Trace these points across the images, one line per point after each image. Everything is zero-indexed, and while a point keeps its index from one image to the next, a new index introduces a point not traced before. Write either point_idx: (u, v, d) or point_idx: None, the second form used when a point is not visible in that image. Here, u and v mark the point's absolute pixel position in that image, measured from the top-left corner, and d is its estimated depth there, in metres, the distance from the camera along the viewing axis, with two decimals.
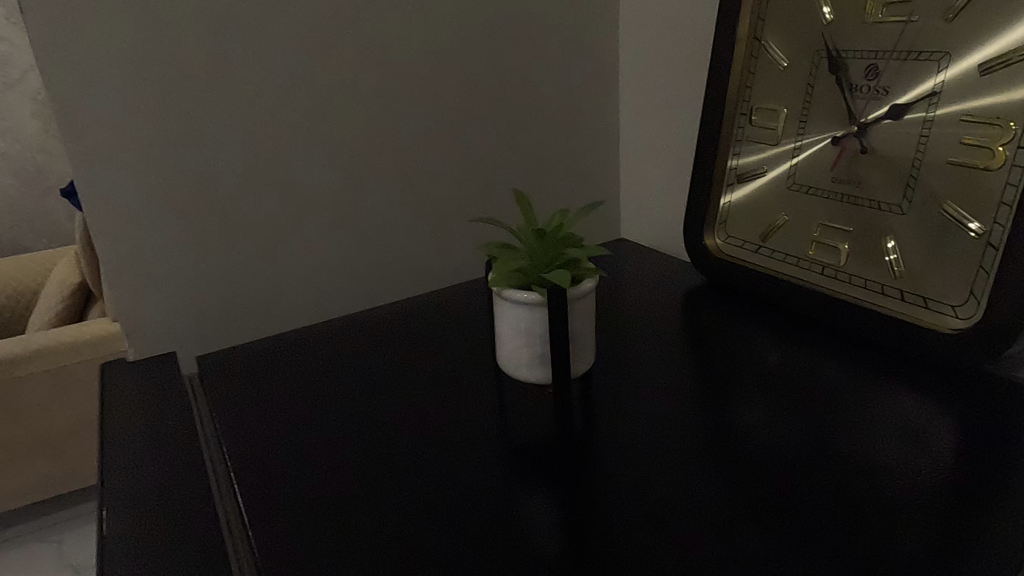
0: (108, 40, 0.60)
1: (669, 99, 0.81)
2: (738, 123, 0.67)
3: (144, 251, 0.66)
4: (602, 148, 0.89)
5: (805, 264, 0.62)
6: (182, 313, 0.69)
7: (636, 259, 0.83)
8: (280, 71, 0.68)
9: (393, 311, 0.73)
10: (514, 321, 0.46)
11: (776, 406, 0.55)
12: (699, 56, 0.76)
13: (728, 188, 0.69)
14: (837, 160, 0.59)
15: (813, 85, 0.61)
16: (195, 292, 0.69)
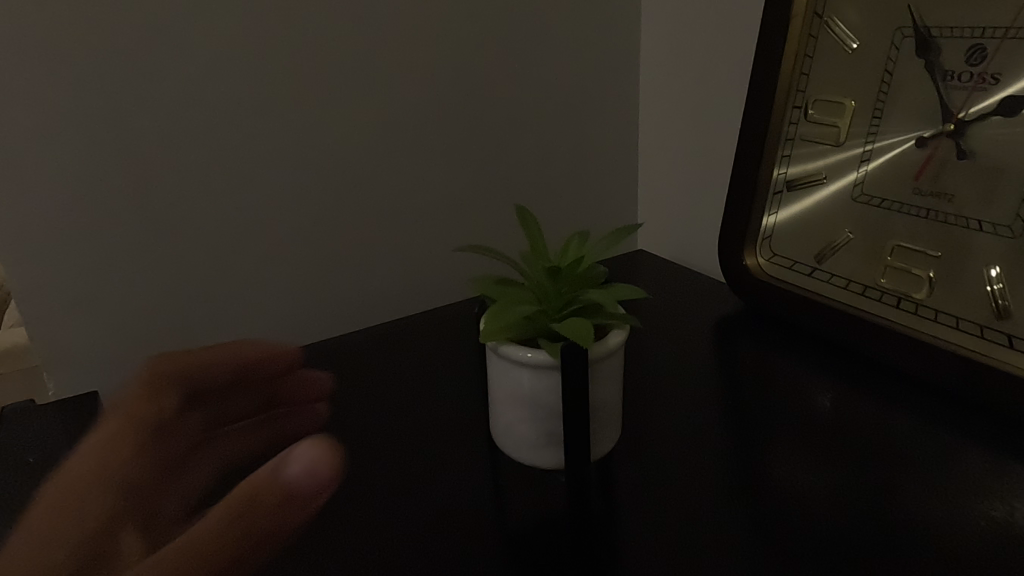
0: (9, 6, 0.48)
1: (703, 91, 0.69)
2: (790, 119, 0.55)
3: (64, 267, 0.54)
4: (620, 144, 0.77)
5: (874, 293, 0.50)
6: (114, 340, 0.58)
7: (658, 278, 0.71)
8: (236, 50, 0.56)
9: (372, 337, 0.62)
10: (514, 391, 0.38)
11: (829, 465, 0.44)
12: (741, 37, 0.63)
13: (774, 197, 0.57)
14: (923, 167, 0.47)
15: (892, 71, 0.49)
16: (127, 309, 0.57)
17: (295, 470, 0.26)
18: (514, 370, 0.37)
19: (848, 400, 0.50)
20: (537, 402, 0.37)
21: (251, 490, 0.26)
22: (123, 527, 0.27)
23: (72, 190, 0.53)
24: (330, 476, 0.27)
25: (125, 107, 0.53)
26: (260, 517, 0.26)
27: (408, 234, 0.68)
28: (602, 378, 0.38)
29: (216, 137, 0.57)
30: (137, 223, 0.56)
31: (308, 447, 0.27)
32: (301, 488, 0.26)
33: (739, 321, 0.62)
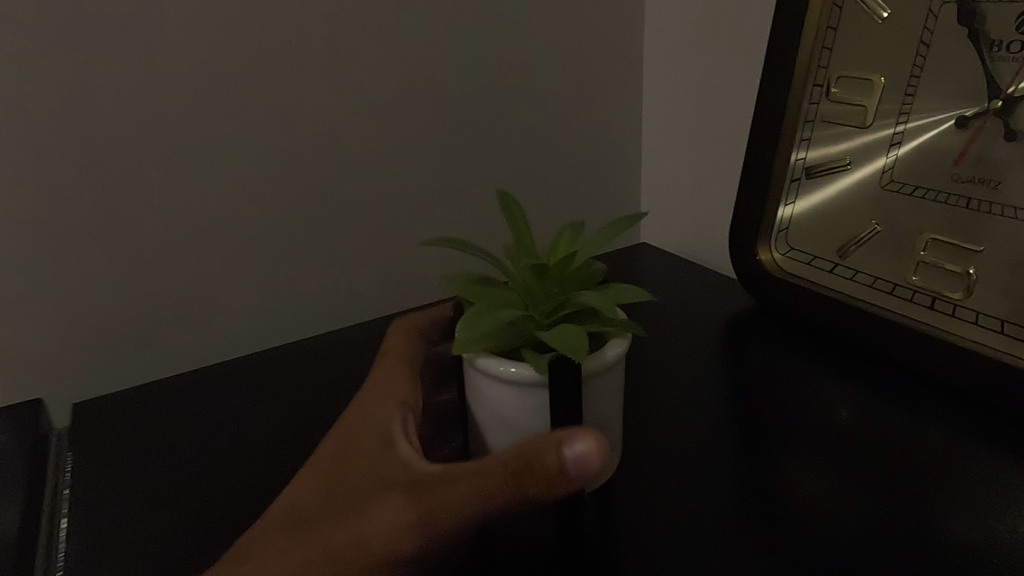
0: None
1: (711, 73, 0.64)
2: (810, 100, 0.49)
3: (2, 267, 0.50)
4: (621, 127, 0.72)
5: (905, 292, 0.45)
6: (64, 345, 0.53)
7: (663, 274, 0.66)
8: (193, 26, 0.50)
9: (353, 338, 0.57)
10: (492, 412, 0.33)
11: (855, 486, 0.39)
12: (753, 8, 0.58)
13: (791, 187, 0.51)
14: (965, 151, 0.42)
15: (928, 43, 0.43)
16: (79, 303, 0.53)
17: (571, 445, 0.28)
18: (490, 388, 0.32)
19: (875, 410, 0.45)
20: (517, 426, 0.32)
21: (527, 458, 0.28)
22: (402, 456, 0.32)
23: (11, 172, 0.48)
24: (602, 456, 0.28)
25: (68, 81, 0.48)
26: (530, 482, 0.28)
27: (392, 224, 0.63)
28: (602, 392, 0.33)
29: (176, 115, 0.52)
30: (90, 210, 0.51)
31: (592, 435, 0.28)
32: (573, 466, 0.28)
33: (752, 321, 0.57)
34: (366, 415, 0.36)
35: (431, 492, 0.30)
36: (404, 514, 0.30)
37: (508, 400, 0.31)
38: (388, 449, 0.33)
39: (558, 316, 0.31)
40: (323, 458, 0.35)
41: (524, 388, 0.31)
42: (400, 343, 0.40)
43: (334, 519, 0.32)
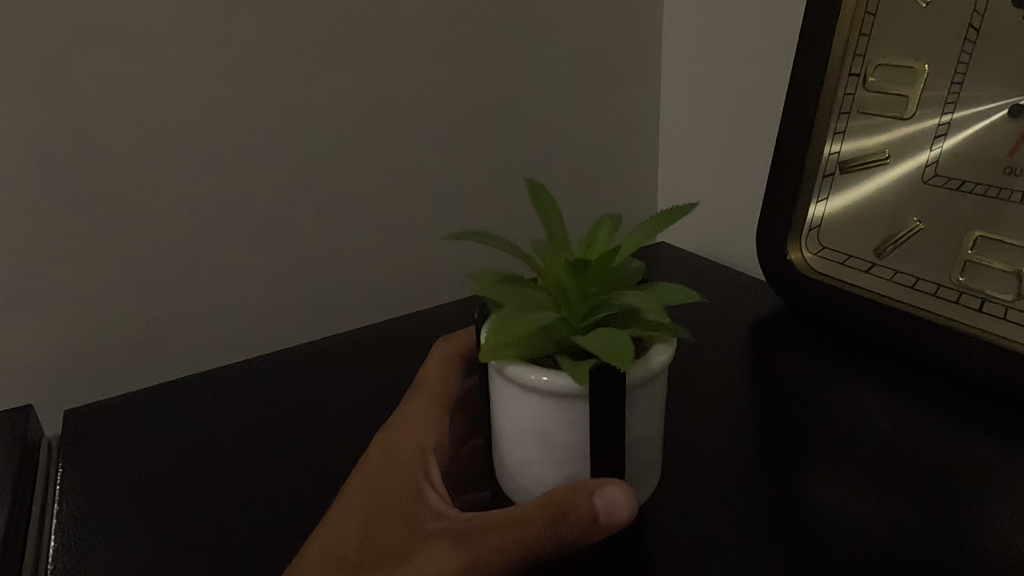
0: None
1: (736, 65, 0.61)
2: (845, 89, 0.47)
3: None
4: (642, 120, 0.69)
5: (949, 293, 0.42)
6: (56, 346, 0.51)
7: (683, 273, 0.64)
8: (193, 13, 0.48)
9: (364, 336, 0.55)
10: (525, 427, 0.30)
11: (902, 503, 0.36)
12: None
13: (823, 181, 0.48)
14: (1020, 142, 0.39)
15: (977, 27, 0.40)
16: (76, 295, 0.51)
17: (604, 491, 0.28)
18: (523, 400, 0.30)
19: (919, 418, 0.42)
20: (553, 442, 0.30)
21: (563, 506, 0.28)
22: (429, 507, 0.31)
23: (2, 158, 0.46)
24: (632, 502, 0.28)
25: (59, 59, 0.45)
26: (564, 533, 0.28)
27: (403, 223, 0.61)
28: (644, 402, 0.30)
29: (176, 100, 0.49)
30: (86, 200, 0.49)
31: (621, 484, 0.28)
32: (606, 512, 0.28)
33: (780, 323, 0.54)
34: (383, 465, 0.34)
35: (464, 551, 0.28)
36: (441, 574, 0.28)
37: (543, 412, 0.29)
38: (414, 502, 0.32)
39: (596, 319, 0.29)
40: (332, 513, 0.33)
41: (562, 400, 0.28)
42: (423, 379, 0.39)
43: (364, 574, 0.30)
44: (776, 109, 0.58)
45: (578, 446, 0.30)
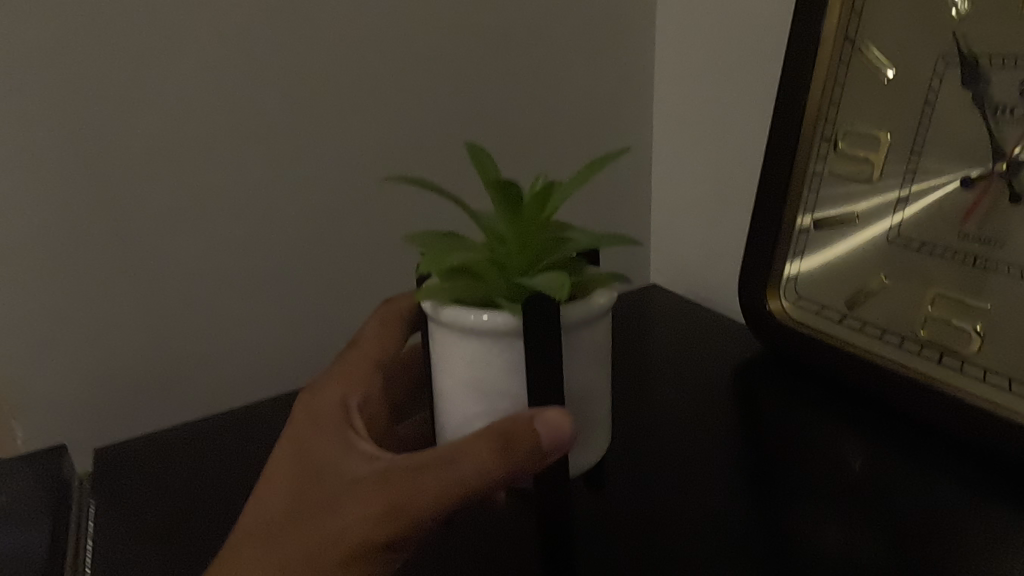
0: None
1: (715, 126, 0.66)
2: (819, 152, 0.51)
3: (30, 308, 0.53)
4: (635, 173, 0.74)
5: (913, 346, 0.46)
6: (83, 382, 0.56)
7: (674, 318, 0.67)
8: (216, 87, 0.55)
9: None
10: (456, 362, 0.36)
11: (857, 537, 0.39)
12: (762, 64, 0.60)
13: (800, 236, 0.52)
14: (972, 211, 0.43)
15: (932, 105, 0.44)
16: (109, 322, 0.56)
17: (540, 421, 0.32)
18: (461, 347, 0.36)
19: (883, 460, 0.45)
20: (488, 390, 0.36)
21: (504, 440, 0.32)
22: (364, 456, 0.36)
23: (52, 208, 0.52)
24: (568, 431, 0.32)
25: (111, 111, 0.52)
26: (502, 462, 0.32)
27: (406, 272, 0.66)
28: (575, 364, 0.37)
29: (207, 148, 0.55)
30: (121, 248, 0.55)
31: (558, 410, 0.33)
32: (545, 440, 0.32)
33: (762, 367, 0.57)
34: (319, 426, 0.38)
35: (394, 486, 0.33)
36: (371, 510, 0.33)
37: (477, 359, 0.35)
38: (351, 453, 0.36)
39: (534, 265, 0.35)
40: (275, 468, 0.38)
41: (494, 339, 0.34)
42: (365, 346, 0.44)
43: (304, 520, 0.34)
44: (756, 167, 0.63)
45: (505, 380, 0.35)
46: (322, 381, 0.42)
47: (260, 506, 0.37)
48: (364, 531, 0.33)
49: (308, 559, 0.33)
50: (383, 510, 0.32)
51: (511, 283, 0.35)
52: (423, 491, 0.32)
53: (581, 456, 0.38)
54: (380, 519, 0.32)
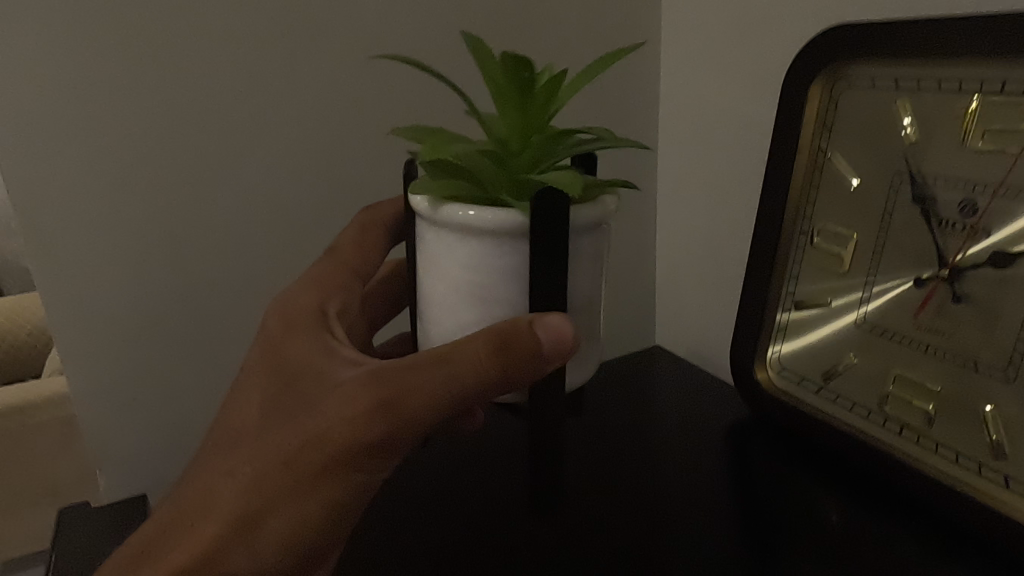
0: (81, 146, 0.60)
1: (703, 202, 0.77)
2: (797, 244, 0.58)
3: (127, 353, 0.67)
4: (637, 238, 0.85)
5: (877, 419, 0.53)
6: (164, 416, 0.70)
7: (672, 387, 0.76)
8: (285, 180, 0.69)
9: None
10: (457, 252, 0.43)
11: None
12: (741, 156, 0.70)
13: (782, 316, 0.60)
14: (923, 306, 0.50)
15: (891, 212, 0.52)
16: (191, 343, 0.70)
17: (545, 327, 0.39)
18: (468, 250, 0.43)
19: (855, 515, 0.52)
20: (492, 286, 0.43)
21: (504, 339, 0.39)
22: (347, 364, 0.45)
23: (147, 275, 0.66)
24: (569, 339, 0.39)
25: (202, 176, 0.66)
26: (504, 358, 0.39)
27: None
28: (576, 274, 0.45)
29: (275, 208, 0.70)
30: (199, 309, 0.69)
31: (563, 319, 0.39)
32: (545, 345, 0.39)
33: (754, 432, 0.65)
34: (304, 332, 0.48)
35: (385, 387, 0.41)
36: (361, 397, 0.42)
37: (486, 256, 0.43)
38: (337, 358, 0.46)
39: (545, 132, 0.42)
40: (277, 367, 0.48)
41: (503, 237, 0.42)
42: (331, 271, 0.55)
43: (304, 415, 0.44)
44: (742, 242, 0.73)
45: (502, 265, 0.43)
46: (301, 292, 0.52)
47: (256, 403, 0.48)
48: (350, 424, 0.42)
49: (306, 445, 0.43)
50: (376, 400, 0.41)
51: (516, 178, 0.42)
52: (417, 392, 0.40)
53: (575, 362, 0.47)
54: (367, 413, 0.41)
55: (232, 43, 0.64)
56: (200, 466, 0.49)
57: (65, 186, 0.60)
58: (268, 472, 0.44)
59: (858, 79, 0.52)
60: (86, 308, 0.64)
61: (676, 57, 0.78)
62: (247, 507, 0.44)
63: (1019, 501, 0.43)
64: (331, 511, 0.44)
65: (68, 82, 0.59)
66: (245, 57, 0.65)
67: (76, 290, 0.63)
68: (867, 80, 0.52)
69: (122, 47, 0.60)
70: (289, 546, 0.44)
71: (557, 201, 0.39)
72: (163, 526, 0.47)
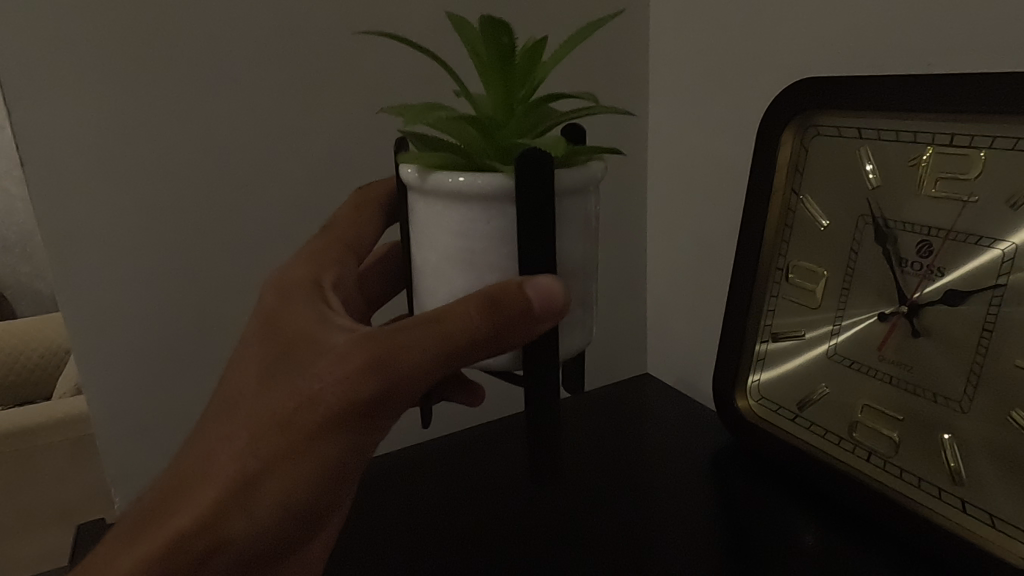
0: (105, 186, 0.64)
1: (691, 234, 0.81)
2: (773, 278, 0.62)
3: (144, 380, 0.70)
4: (626, 257, 0.89)
5: (847, 446, 0.56)
6: (178, 439, 0.73)
7: (661, 412, 0.79)
8: (296, 213, 0.73)
9: (412, 458, 0.74)
10: (444, 225, 0.44)
11: None
12: (726, 174, 0.74)
13: (761, 346, 0.63)
14: (885, 340, 0.53)
15: (856, 251, 0.56)
16: (206, 360, 0.72)
17: (535, 286, 0.40)
18: (456, 217, 0.43)
19: (828, 538, 0.55)
20: (481, 255, 0.43)
21: (494, 298, 0.41)
22: (340, 329, 0.46)
23: (165, 306, 0.69)
24: (558, 298, 0.41)
25: (220, 209, 0.69)
26: (496, 314, 0.41)
27: None
28: (566, 240, 0.45)
29: (288, 228, 0.73)
30: (215, 336, 0.72)
31: (553, 279, 0.41)
32: (536, 303, 0.41)
33: (733, 458, 0.68)
34: (296, 300, 0.49)
35: (379, 348, 0.42)
36: (355, 359, 0.43)
37: (474, 223, 0.43)
38: (331, 324, 0.46)
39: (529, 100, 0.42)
40: (268, 335, 0.49)
41: (489, 203, 0.42)
42: (322, 247, 0.56)
43: (299, 376, 0.45)
44: (722, 273, 0.77)
45: (482, 235, 0.43)
46: (294, 264, 0.54)
47: (248, 374, 0.49)
48: (344, 385, 0.43)
49: (301, 406, 0.45)
50: (369, 362, 0.42)
51: (501, 146, 0.43)
52: (410, 351, 0.42)
53: (570, 345, 0.48)
54: (361, 374, 0.43)
55: (246, 71, 0.67)
56: (195, 435, 0.50)
57: (89, 212, 0.64)
58: (265, 434, 0.46)
59: (825, 128, 0.57)
60: (106, 338, 0.67)
61: (666, 81, 0.81)
62: (244, 471, 0.46)
63: (977, 525, 0.46)
64: (324, 472, 0.47)
65: (91, 113, 0.62)
66: (259, 94, 0.68)
67: (97, 321, 0.66)
68: (833, 129, 0.56)
69: (142, 78, 0.63)
70: (284, 506, 0.47)
71: (542, 162, 0.39)
72: (157, 497, 0.49)
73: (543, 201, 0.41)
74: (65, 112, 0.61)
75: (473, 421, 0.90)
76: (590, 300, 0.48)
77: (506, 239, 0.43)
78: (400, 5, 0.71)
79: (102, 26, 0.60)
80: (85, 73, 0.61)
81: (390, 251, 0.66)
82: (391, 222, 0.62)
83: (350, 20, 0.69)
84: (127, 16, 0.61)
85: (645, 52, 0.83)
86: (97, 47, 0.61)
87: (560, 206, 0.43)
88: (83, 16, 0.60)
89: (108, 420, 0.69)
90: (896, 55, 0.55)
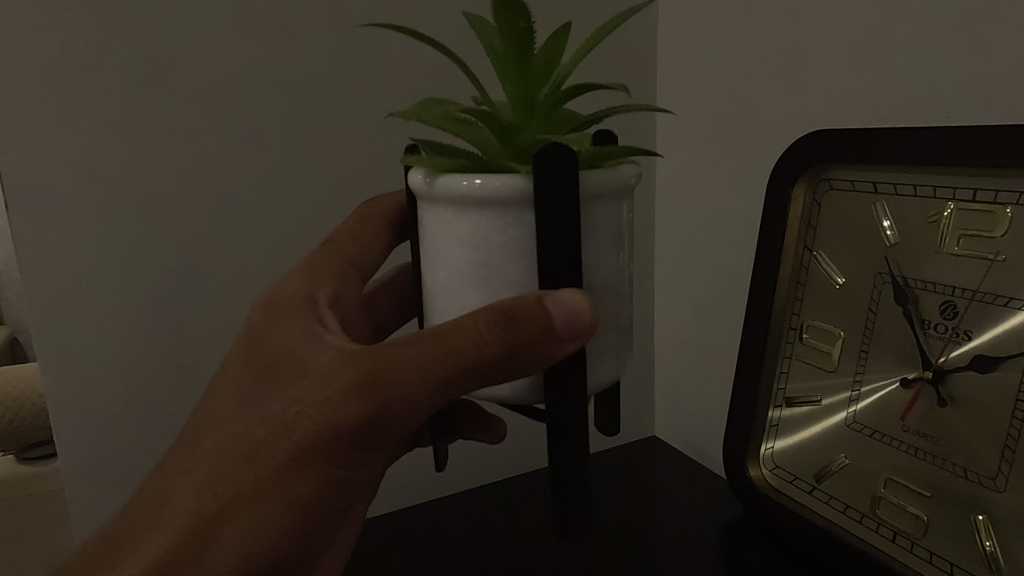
0: (86, 215, 0.62)
1: (699, 278, 0.78)
2: (788, 337, 0.59)
3: (114, 418, 0.66)
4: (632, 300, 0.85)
5: (869, 523, 0.51)
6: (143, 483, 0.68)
7: (668, 479, 0.74)
8: (286, 248, 0.70)
9: (401, 520, 0.70)
10: (441, 265, 0.41)
11: None
12: (738, 194, 0.71)
13: (775, 409, 0.59)
14: (909, 409, 0.49)
15: (874, 310, 0.52)
16: (180, 385, 0.68)
17: (557, 304, 0.35)
18: (454, 255, 0.39)
19: None
20: (471, 299, 0.40)
21: (508, 313, 0.36)
22: (327, 347, 0.42)
23: (143, 344, 0.66)
24: (584, 318, 0.36)
25: (201, 242, 0.67)
26: (508, 332, 0.36)
27: None
28: (593, 260, 0.40)
29: (277, 246, 0.70)
30: (192, 378, 0.69)
31: (579, 294, 0.36)
32: (558, 321, 0.35)
33: (741, 530, 0.63)
34: (287, 320, 0.45)
35: (368, 367, 0.39)
36: (340, 380, 0.39)
37: (483, 241, 0.38)
38: (318, 342, 0.43)
39: (553, 98, 0.38)
40: (249, 361, 0.45)
41: (490, 228, 0.38)
42: (324, 265, 0.53)
43: (279, 398, 0.42)
44: (732, 318, 0.73)
45: (472, 272, 0.39)
46: (294, 281, 0.50)
47: (224, 402, 0.45)
48: (323, 408, 0.40)
49: (269, 435, 0.41)
50: (356, 382, 0.39)
51: (522, 148, 0.38)
52: (402, 373, 0.38)
53: (599, 382, 0.42)
54: (341, 397, 0.39)
55: (240, 104, 0.66)
56: (157, 472, 0.47)
57: (67, 220, 0.62)
58: (227, 467, 0.42)
59: (839, 181, 0.54)
60: (77, 375, 0.64)
61: (675, 101, 0.79)
62: (201, 512, 0.42)
63: None
64: (297, 518, 0.43)
65: (77, 121, 0.60)
66: (252, 128, 0.67)
67: (68, 357, 0.64)
68: (848, 181, 0.54)
69: (133, 85, 0.61)
70: (243, 558, 0.43)
71: (563, 159, 0.35)
72: (105, 546, 0.45)
73: (562, 213, 0.36)
74: (50, 117, 0.60)
75: (486, 473, 0.85)
76: (625, 332, 0.43)
77: (516, 269, 0.38)
78: (401, 41, 0.70)
79: (95, 54, 0.60)
80: (73, 78, 0.59)
81: (400, 276, 0.63)
82: (402, 239, 0.58)
83: (351, 40, 0.68)
84: (120, 18, 0.60)
85: (653, 74, 0.81)
86: (88, 77, 0.60)
87: (585, 220, 0.39)
88: (74, 28, 0.59)
89: (70, 459, 0.65)
90: (918, 64, 0.53)
